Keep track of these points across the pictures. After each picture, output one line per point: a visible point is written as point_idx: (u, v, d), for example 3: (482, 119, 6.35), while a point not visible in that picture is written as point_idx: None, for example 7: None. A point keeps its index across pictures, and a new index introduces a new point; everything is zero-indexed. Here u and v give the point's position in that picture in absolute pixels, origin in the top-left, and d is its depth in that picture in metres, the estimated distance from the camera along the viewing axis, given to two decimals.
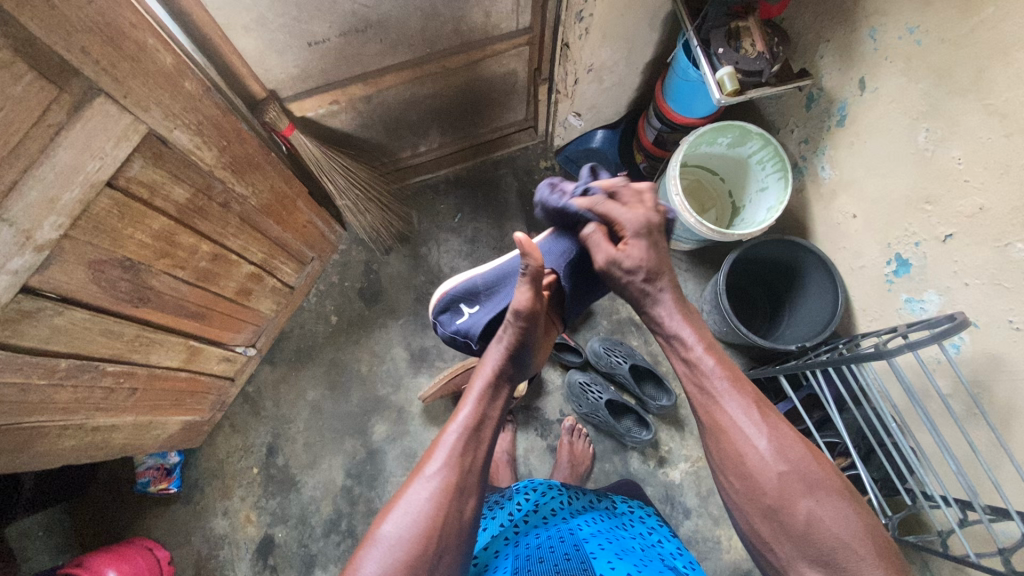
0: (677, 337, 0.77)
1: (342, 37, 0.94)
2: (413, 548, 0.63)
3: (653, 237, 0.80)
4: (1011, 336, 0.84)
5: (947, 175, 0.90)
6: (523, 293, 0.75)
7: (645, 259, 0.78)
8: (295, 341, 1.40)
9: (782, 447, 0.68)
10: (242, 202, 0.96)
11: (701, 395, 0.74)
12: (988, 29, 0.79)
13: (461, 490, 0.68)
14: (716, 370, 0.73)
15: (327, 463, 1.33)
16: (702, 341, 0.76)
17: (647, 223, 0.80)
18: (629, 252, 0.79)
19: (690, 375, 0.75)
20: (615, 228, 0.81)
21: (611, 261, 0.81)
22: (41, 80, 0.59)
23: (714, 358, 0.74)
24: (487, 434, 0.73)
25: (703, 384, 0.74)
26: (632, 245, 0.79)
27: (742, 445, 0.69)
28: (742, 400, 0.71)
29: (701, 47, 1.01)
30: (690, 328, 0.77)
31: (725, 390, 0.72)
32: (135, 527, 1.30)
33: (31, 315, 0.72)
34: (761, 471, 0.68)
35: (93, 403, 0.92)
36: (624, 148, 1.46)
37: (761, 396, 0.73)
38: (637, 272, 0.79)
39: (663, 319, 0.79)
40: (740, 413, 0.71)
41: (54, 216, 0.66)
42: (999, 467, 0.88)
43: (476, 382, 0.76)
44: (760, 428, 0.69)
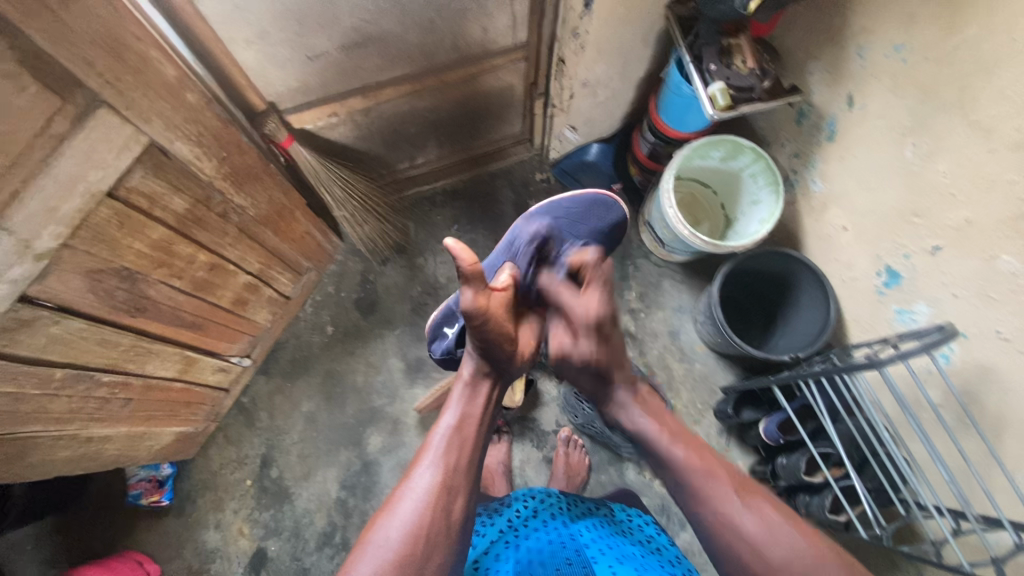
0: (643, 439, 0.77)
1: (342, 51, 0.95)
2: (400, 550, 0.62)
3: (605, 330, 0.76)
4: (1001, 347, 0.85)
5: (934, 189, 0.92)
6: (467, 294, 0.68)
7: (592, 357, 0.77)
8: (290, 351, 1.40)
9: (775, 526, 0.69)
10: (240, 213, 0.96)
11: (686, 495, 0.74)
12: (972, 48, 0.82)
13: (447, 489, 0.67)
14: (688, 461, 0.74)
15: (322, 475, 1.32)
16: (667, 431, 0.76)
17: (599, 314, 0.75)
18: (578, 345, 0.78)
19: (666, 472, 0.76)
20: (566, 317, 0.79)
21: (563, 353, 0.80)
22: (45, 92, 0.60)
23: (683, 446, 0.75)
24: (471, 433, 0.72)
25: (683, 480, 0.74)
26: (580, 340, 0.77)
27: (739, 530, 0.69)
28: (722, 489, 0.72)
29: (693, 63, 1.04)
30: (653, 421, 0.77)
31: (703, 479, 0.73)
32: (125, 540, 1.28)
33: (28, 325, 0.72)
34: (762, 559, 0.67)
35: (87, 414, 0.91)
36: (620, 162, 1.49)
37: (739, 478, 0.73)
38: (586, 367, 0.78)
39: (628, 424, 0.79)
40: (725, 500, 0.71)
41: (54, 225, 0.67)
42: (991, 478, 0.89)
43: (455, 386, 0.75)
44: (745, 514, 0.70)
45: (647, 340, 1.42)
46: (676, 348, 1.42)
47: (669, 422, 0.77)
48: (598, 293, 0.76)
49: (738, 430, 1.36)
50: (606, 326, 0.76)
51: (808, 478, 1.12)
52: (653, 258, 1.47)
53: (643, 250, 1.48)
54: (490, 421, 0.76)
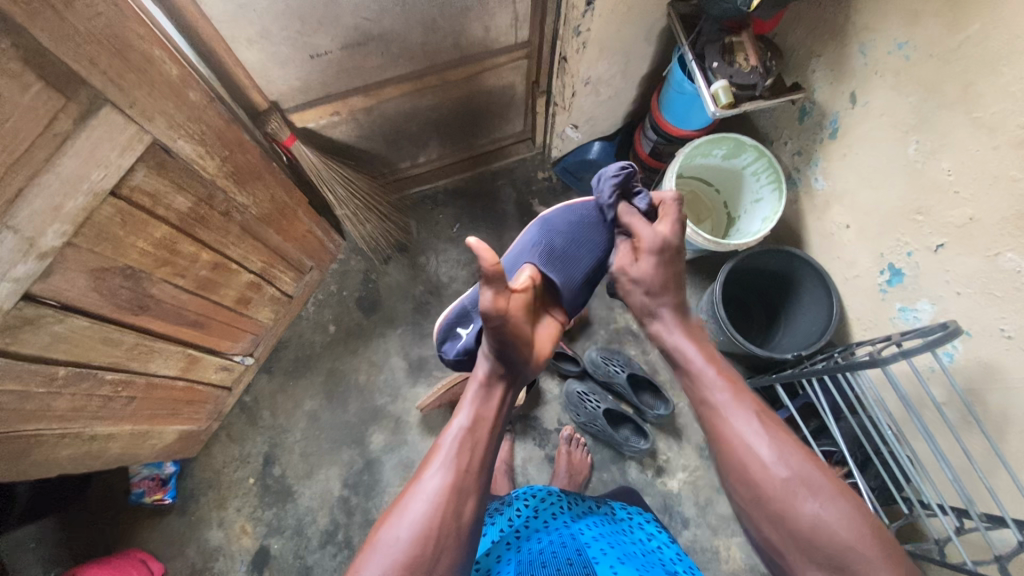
0: (678, 353, 0.80)
1: (344, 50, 0.95)
2: (410, 549, 0.62)
3: (667, 255, 0.84)
4: (1004, 345, 0.85)
5: (938, 187, 0.92)
6: (488, 293, 0.67)
7: (651, 275, 0.84)
8: (292, 350, 1.40)
9: (785, 449, 0.67)
10: (243, 211, 0.97)
11: (707, 411, 0.75)
12: (976, 44, 0.82)
13: (458, 491, 0.67)
14: (717, 381, 0.75)
15: (324, 473, 1.32)
16: (704, 355, 0.78)
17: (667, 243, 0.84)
18: (637, 265, 0.85)
19: (692, 388, 0.77)
20: (635, 240, 0.87)
21: (622, 269, 0.88)
22: (48, 91, 0.60)
23: (717, 369, 0.76)
24: (483, 435, 0.72)
25: (704, 395, 0.75)
26: (643, 260, 0.84)
27: (749, 445, 0.69)
28: (740, 404, 0.72)
29: (695, 61, 1.03)
30: (691, 341, 0.80)
31: (726, 400, 0.73)
32: (129, 539, 1.28)
33: (32, 323, 0.72)
34: (764, 475, 0.67)
35: (91, 412, 0.91)
36: (622, 159, 1.48)
37: (763, 407, 0.72)
38: (641, 284, 0.84)
39: (665, 339, 0.82)
40: (742, 422, 0.71)
41: (58, 223, 0.67)
42: (995, 477, 0.89)
43: (469, 388, 0.76)
44: (760, 435, 0.69)
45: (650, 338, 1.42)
46: None
47: (708, 348, 0.80)
48: (671, 224, 0.86)
49: None
50: (670, 252, 0.84)
51: None
52: None
53: None
54: (503, 424, 0.76)
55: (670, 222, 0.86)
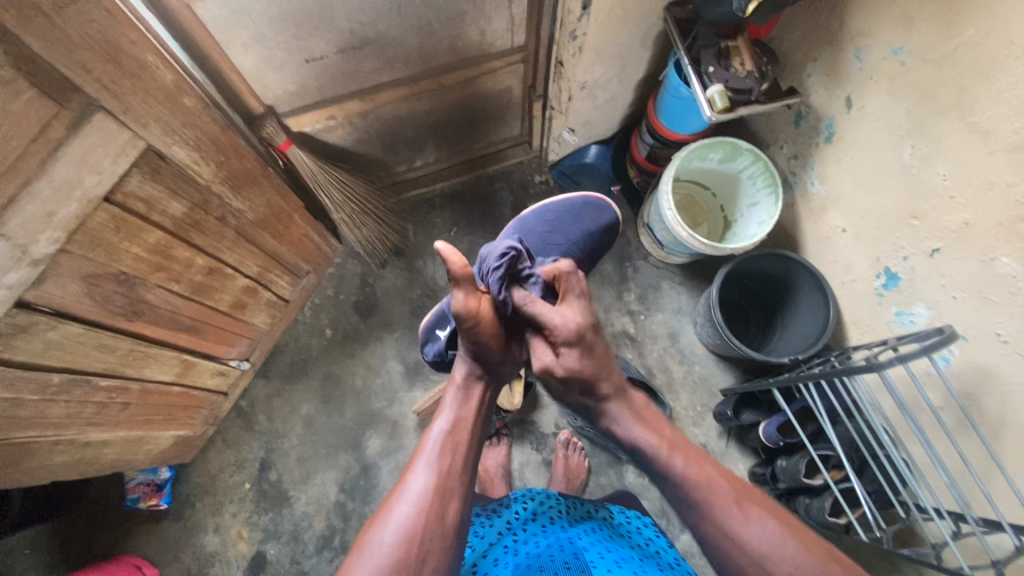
0: (646, 450, 0.73)
1: (340, 54, 0.95)
2: (396, 552, 0.61)
3: (587, 343, 0.72)
4: (1000, 350, 0.85)
5: (933, 192, 0.92)
6: (460, 294, 0.69)
7: (580, 369, 0.72)
8: (289, 354, 1.40)
9: (774, 534, 0.65)
10: (238, 217, 0.96)
11: (688, 509, 0.70)
12: (970, 50, 0.82)
13: (443, 491, 0.67)
14: (687, 474, 0.70)
15: (321, 478, 1.32)
16: (665, 444, 0.72)
17: (580, 326, 0.72)
18: (562, 360, 0.72)
19: (669, 487, 0.72)
20: (545, 333, 0.73)
21: (547, 369, 0.74)
22: (41, 97, 0.60)
23: (683, 458, 0.71)
24: (464, 436, 0.72)
25: (683, 494, 0.70)
26: (564, 356, 0.72)
27: (738, 538, 0.66)
28: (717, 497, 0.69)
29: (691, 65, 1.04)
30: (650, 433, 0.73)
31: (703, 494, 0.69)
32: (124, 544, 1.28)
33: (25, 330, 0.72)
34: (762, 570, 0.64)
35: (85, 418, 0.91)
36: (618, 164, 1.48)
37: (740, 489, 0.70)
38: (574, 382, 0.73)
39: (626, 438, 0.74)
40: (725, 512, 0.67)
41: (51, 230, 0.67)
42: (991, 481, 0.89)
43: (447, 391, 0.76)
44: (746, 522, 0.66)
45: (647, 342, 1.42)
46: (676, 351, 1.42)
47: (666, 432, 0.74)
48: (574, 303, 0.74)
49: (737, 432, 1.36)
50: (588, 334, 0.72)
51: (808, 479, 1.11)
52: (652, 260, 1.47)
53: (641, 252, 1.48)
54: (483, 425, 0.77)
55: (574, 300, 0.74)
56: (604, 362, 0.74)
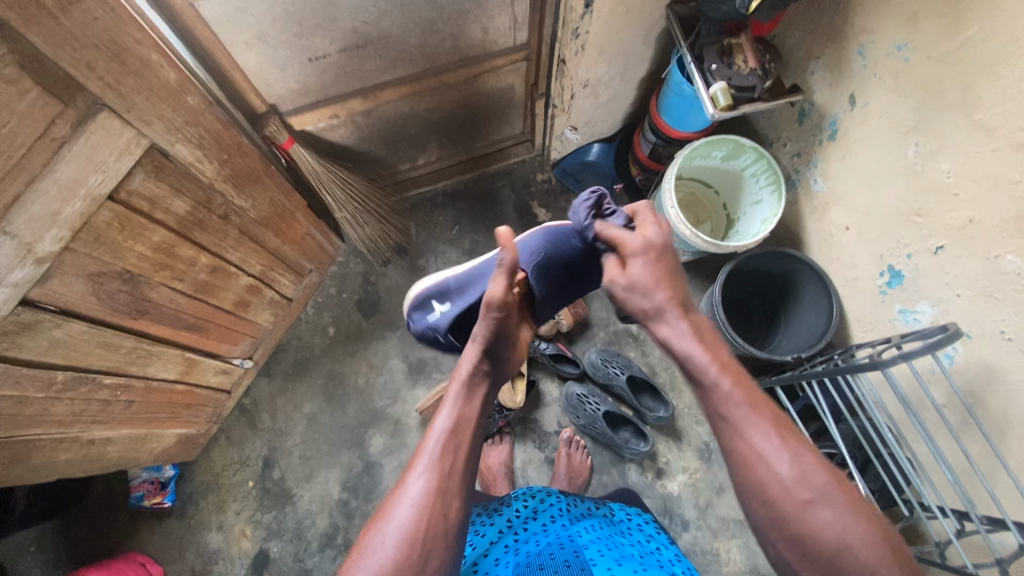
0: (690, 362, 0.63)
1: (343, 53, 0.95)
2: (397, 555, 0.59)
3: (658, 257, 0.68)
4: (1004, 348, 0.84)
5: (937, 189, 0.92)
6: (500, 284, 0.70)
7: (645, 279, 0.67)
8: (291, 353, 1.40)
9: (806, 467, 0.57)
10: (241, 215, 0.96)
11: (723, 426, 0.61)
12: (976, 46, 0.81)
13: (444, 493, 0.63)
14: (732, 394, 0.60)
15: (324, 476, 1.32)
16: (716, 361, 0.62)
17: (653, 242, 0.70)
18: (629, 274, 0.68)
19: (706, 402, 0.62)
20: (617, 250, 0.72)
21: (611, 283, 0.70)
22: (46, 96, 0.60)
23: (731, 379, 0.61)
24: (467, 435, 0.68)
25: (716, 408, 0.61)
26: (631, 266, 0.69)
27: (764, 464, 0.57)
28: (751, 418, 0.59)
29: (694, 63, 1.04)
30: (701, 349, 0.63)
31: (744, 415, 0.60)
32: (128, 542, 1.28)
33: (30, 328, 0.72)
34: (784, 497, 0.56)
35: (89, 416, 0.91)
36: (621, 161, 1.48)
37: (780, 415, 0.60)
38: (637, 288, 0.68)
39: (672, 344, 0.65)
40: (764, 440, 0.58)
41: (56, 228, 0.67)
42: (995, 479, 0.88)
43: (452, 385, 0.71)
44: (782, 453, 0.57)
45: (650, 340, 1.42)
46: None
47: (722, 354, 0.63)
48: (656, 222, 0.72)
49: None
50: (658, 245, 0.70)
51: None
52: None
53: None
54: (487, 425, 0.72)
55: (655, 226, 0.71)
56: (668, 274, 0.68)
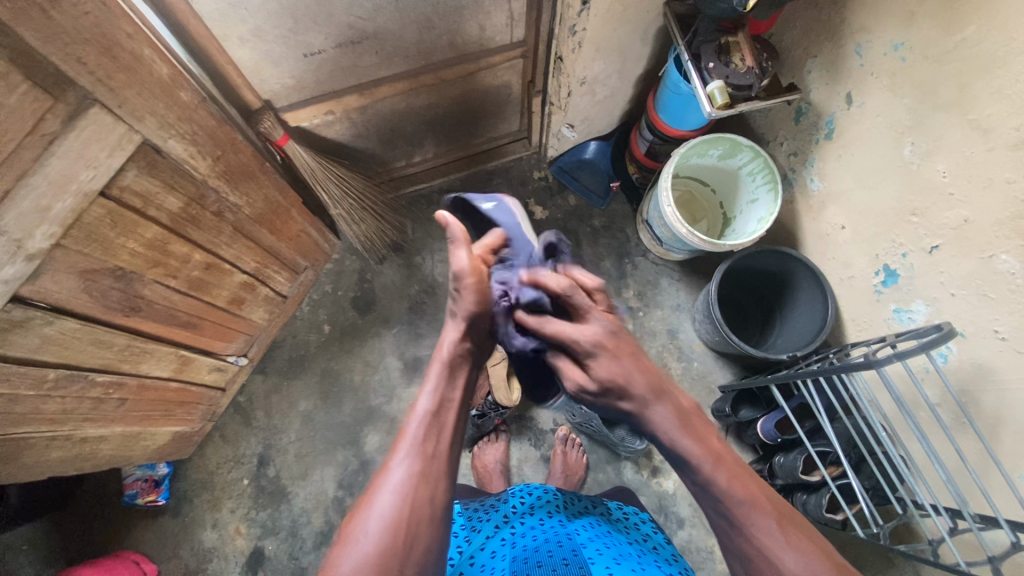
0: (685, 459, 0.64)
1: (338, 49, 0.95)
2: (382, 542, 0.58)
3: (616, 347, 0.66)
4: (998, 347, 0.85)
5: (932, 188, 0.92)
6: (463, 254, 0.69)
7: (614, 376, 0.65)
8: (286, 350, 1.39)
9: (810, 563, 0.57)
10: (235, 212, 0.96)
11: (725, 521, 0.63)
12: (971, 46, 0.81)
13: (427, 478, 0.62)
14: (732, 490, 0.61)
15: (319, 474, 1.32)
16: (711, 457, 0.63)
17: (604, 339, 0.66)
18: (592, 374, 0.66)
19: (704, 497, 0.64)
20: (570, 351, 0.69)
21: (580, 387, 0.69)
22: (36, 90, 0.60)
23: (727, 474, 0.62)
24: (450, 418, 0.67)
25: (719, 505, 0.62)
26: (592, 365, 0.66)
27: (769, 568, 0.58)
28: (760, 519, 0.60)
29: (690, 61, 1.03)
30: (693, 442, 0.63)
31: (745, 512, 0.61)
32: (121, 540, 1.27)
33: (21, 325, 0.71)
34: None
35: (82, 414, 0.91)
36: (618, 160, 1.49)
37: (783, 506, 0.62)
38: (608, 393, 0.67)
39: (665, 437, 0.65)
40: (766, 536, 0.59)
41: (47, 225, 0.66)
42: (988, 477, 0.89)
43: (432, 365, 0.69)
44: (786, 549, 0.58)
45: (645, 338, 1.42)
46: (674, 346, 1.42)
47: (712, 442, 0.64)
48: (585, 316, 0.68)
49: (735, 429, 1.36)
50: (612, 343, 0.66)
51: (804, 475, 1.11)
52: (651, 256, 1.47)
53: (640, 248, 1.48)
54: (468, 406, 0.71)
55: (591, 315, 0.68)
56: (640, 363, 0.66)
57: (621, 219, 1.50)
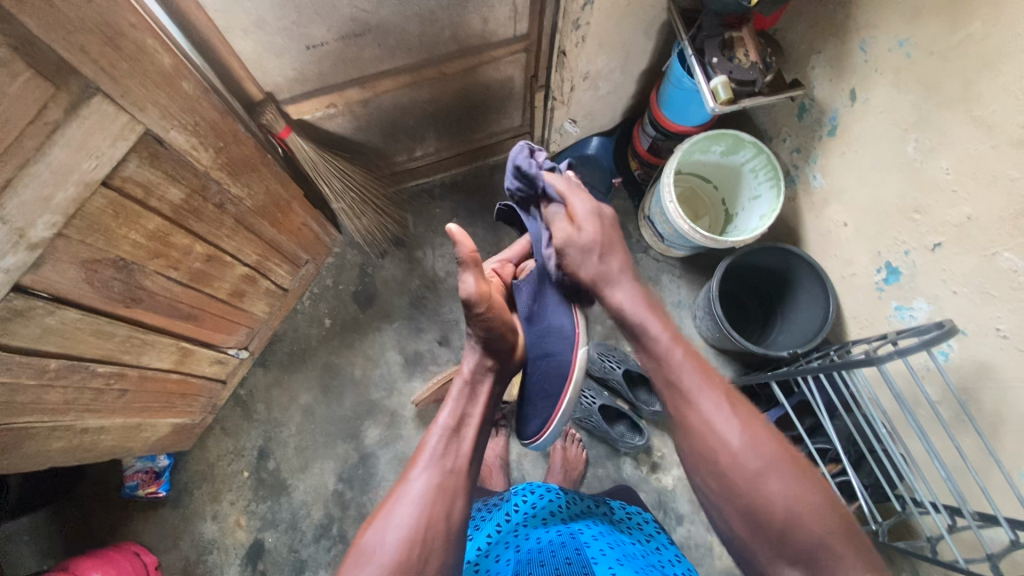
0: (643, 333, 0.77)
1: (341, 41, 0.94)
2: (399, 551, 0.61)
3: (603, 219, 0.86)
4: (1000, 345, 0.85)
5: (936, 186, 0.92)
6: (470, 277, 0.77)
7: (598, 237, 0.83)
8: (287, 343, 1.40)
9: (752, 429, 0.68)
10: (237, 204, 0.96)
11: (674, 394, 0.73)
12: (977, 42, 0.81)
13: (445, 490, 0.67)
14: (686, 364, 0.73)
15: (319, 467, 1.32)
16: (669, 334, 0.75)
17: (601, 213, 0.86)
18: (583, 232, 0.83)
19: (659, 373, 0.75)
20: (568, 211, 0.87)
21: (568, 242, 0.84)
22: (38, 79, 0.59)
23: (683, 351, 0.74)
24: (469, 435, 0.74)
25: (674, 379, 0.73)
26: (584, 227, 0.84)
27: (721, 434, 0.68)
28: (713, 394, 0.71)
29: (695, 56, 1.03)
30: (656, 321, 0.77)
31: (698, 388, 0.71)
32: (121, 531, 1.28)
33: (22, 315, 0.71)
34: (731, 455, 0.66)
35: (83, 405, 0.91)
36: (619, 157, 1.51)
37: (728, 386, 0.73)
38: (591, 250, 0.83)
39: (628, 315, 0.79)
40: (711, 406, 0.70)
41: (48, 214, 0.66)
42: (988, 475, 0.89)
43: (454, 384, 0.78)
44: (731, 421, 0.68)
45: None
46: None
47: (672, 326, 0.77)
48: (588, 198, 0.88)
49: None
50: (603, 223, 0.85)
51: (805, 473, 1.10)
52: (652, 252, 1.47)
53: (642, 244, 1.48)
54: (487, 422, 0.79)
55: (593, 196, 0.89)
56: (619, 261, 0.84)
57: (622, 215, 1.50)
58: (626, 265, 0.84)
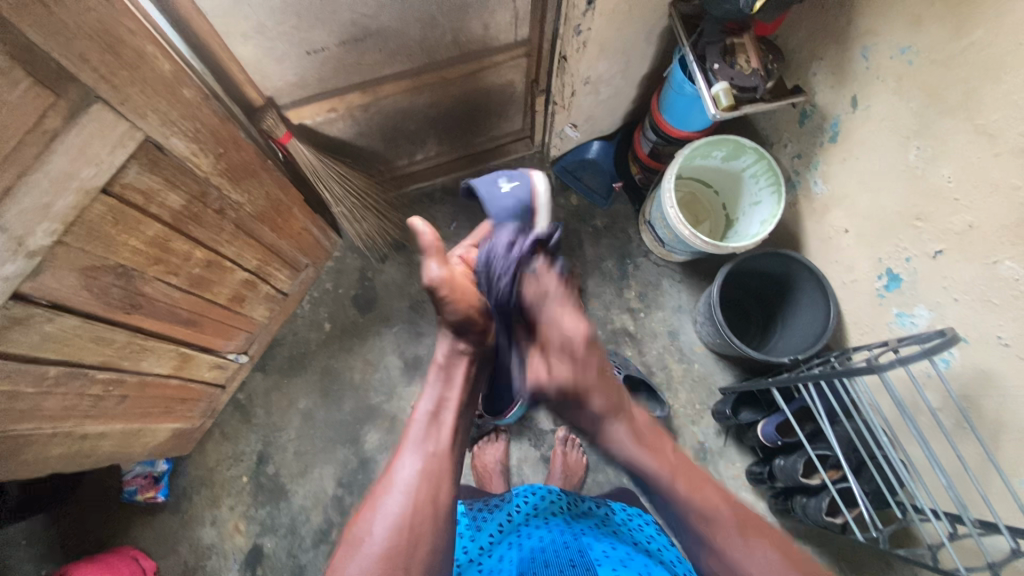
0: (642, 469, 0.69)
1: (342, 46, 0.94)
2: (387, 542, 0.60)
3: (587, 355, 0.66)
4: (1002, 353, 0.84)
5: (938, 194, 0.91)
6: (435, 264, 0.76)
7: (571, 380, 0.65)
8: (287, 348, 1.39)
9: (773, 556, 0.65)
10: (237, 209, 0.95)
11: (691, 533, 0.68)
12: (979, 51, 0.81)
13: (429, 475, 0.66)
14: (687, 489, 0.68)
15: (318, 472, 1.32)
16: (670, 468, 0.68)
17: (582, 340, 0.65)
18: (553, 376, 0.66)
19: (669, 505, 0.69)
20: (539, 335, 0.70)
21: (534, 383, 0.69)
22: (37, 87, 0.59)
23: (686, 483, 0.68)
24: (449, 418, 0.73)
25: (687, 516, 0.68)
26: (554, 366, 0.66)
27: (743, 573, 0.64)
28: (727, 530, 0.66)
29: (696, 62, 1.02)
30: (653, 458, 0.68)
31: (711, 520, 0.67)
32: (120, 537, 1.27)
33: (21, 323, 0.71)
34: None
35: (82, 411, 0.90)
36: (620, 161, 1.49)
37: (747, 514, 0.68)
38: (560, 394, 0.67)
39: (623, 452, 0.69)
40: (729, 541, 0.66)
41: (47, 222, 0.66)
42: (989, 484, 0.89)
43: (431, 371, 0.77)
44: (749, 554, 0.65)
45: (647, 339, 1.42)
46: (675, 348, 1.42)
47: (668, 455, 0.69)
48: (571, 314, 0.67)
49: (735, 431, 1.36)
50: (582, 361, 0.65)
51: (804, 479, 1.11)
52: (652, 257, 1.47)
53: (642, 249, 1.48)
54: (470, 402, 0.77)
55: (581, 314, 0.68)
56: (612, 401, 0.68)
57: (623, 219, 1.50)
58: (616, 405, 0.68)
